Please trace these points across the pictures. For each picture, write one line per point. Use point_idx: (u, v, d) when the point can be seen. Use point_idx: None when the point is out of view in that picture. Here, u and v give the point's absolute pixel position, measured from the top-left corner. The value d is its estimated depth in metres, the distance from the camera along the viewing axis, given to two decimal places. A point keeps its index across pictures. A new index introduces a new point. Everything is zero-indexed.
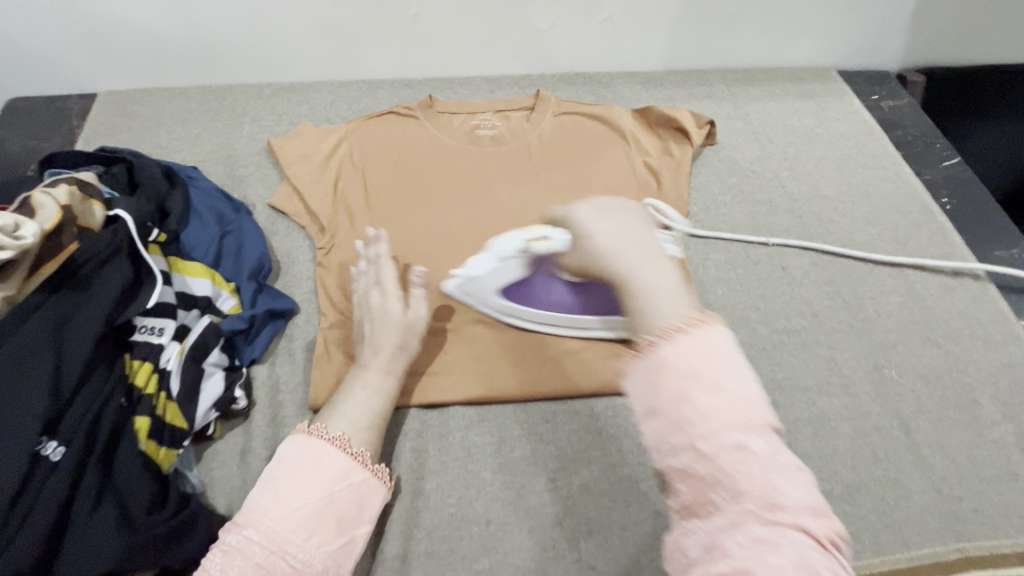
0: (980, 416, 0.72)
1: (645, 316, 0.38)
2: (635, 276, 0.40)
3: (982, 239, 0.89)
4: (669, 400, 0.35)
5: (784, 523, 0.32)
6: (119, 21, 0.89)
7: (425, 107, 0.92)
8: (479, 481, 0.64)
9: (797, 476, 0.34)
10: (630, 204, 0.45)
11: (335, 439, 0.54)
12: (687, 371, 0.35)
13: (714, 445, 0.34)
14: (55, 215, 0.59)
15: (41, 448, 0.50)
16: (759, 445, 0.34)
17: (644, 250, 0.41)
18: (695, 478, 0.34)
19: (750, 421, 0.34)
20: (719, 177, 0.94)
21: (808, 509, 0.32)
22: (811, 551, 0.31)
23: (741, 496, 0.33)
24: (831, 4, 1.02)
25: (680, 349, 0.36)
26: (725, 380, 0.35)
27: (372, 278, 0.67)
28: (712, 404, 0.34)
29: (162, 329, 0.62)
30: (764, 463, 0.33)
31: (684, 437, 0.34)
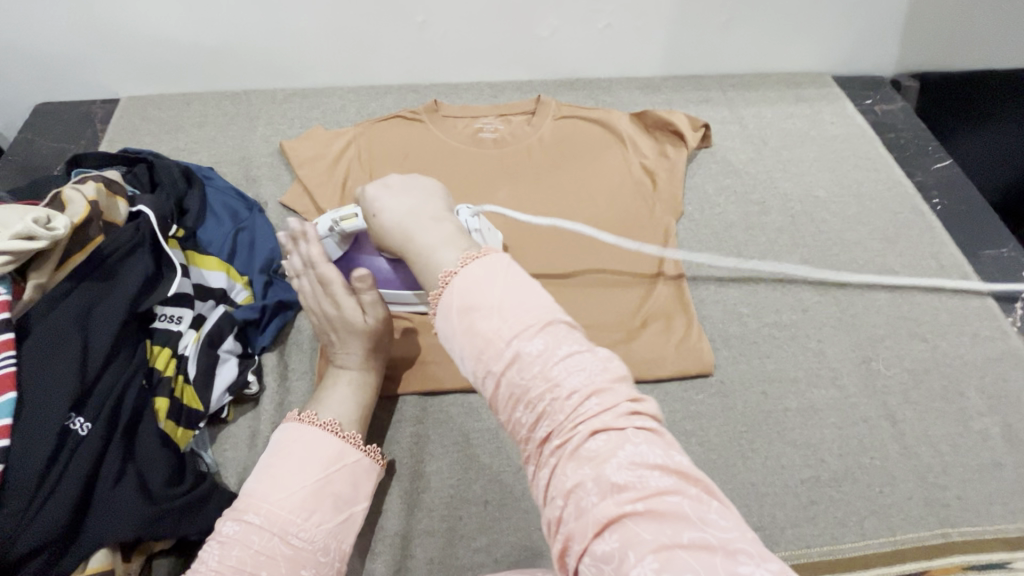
0: (966, 408, 0.74)
1: (428, 273, 0.48)
2: (413, 238, 0.51)
3: (971, 238, 0.92)
4: (467, 339, 0.43)
5: (575, 416, 0.39)
6: (142, 30, 0.94)
7: (430, 112, 0.97)
8: (478, 464, 0.67)
9: (582, 363, 0.40)
10: (421, 181, 0.57)
11: (326, 425, 0.58)
12: (469, 308, 0.44)
13: (505, 364, 0.41)
14: (84, 210, 0.63)
15: (69, 423, 0.54)
16: (536, 348, 0.41)
17: (419, 217, 0.53)
18: (509, 403, 0.41)
19: (532, 330, 0.42)
20: (713, 178, 0.97)
21: (586, 388, 0.39)
22: (607, 442, 0.37)
23: (539, 400, 0.40)
24: (824, 12, 1.05)
25: (462, 290, 0.44)
26: (505, 305, 0.43)
27: (315, 283, 0.65)
28: (494, 326, 0.42)
29: (180, 317, 0.66)
30: (541, 367, 0.40)
31: (487, 362, 0.42)
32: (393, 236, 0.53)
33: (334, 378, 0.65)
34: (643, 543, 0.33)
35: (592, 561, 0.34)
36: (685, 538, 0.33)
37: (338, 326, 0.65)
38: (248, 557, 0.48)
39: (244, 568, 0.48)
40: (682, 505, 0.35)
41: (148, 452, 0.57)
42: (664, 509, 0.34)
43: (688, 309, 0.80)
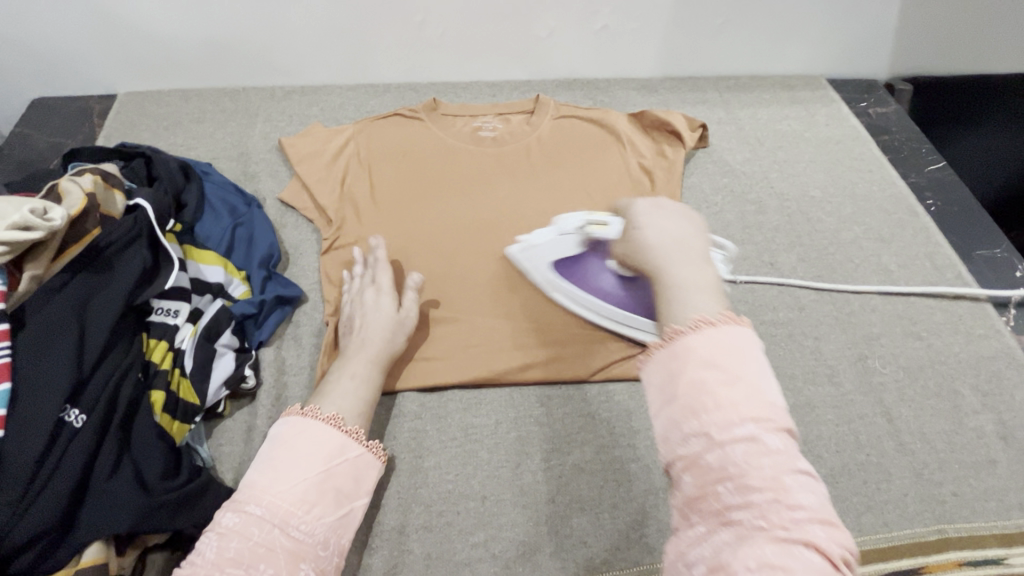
0: (961, 406, 0.74)
1: (667, 309, 0.42)
2: (664, 271, 0.44)
3: (965, 238, 0.93)
4: (684, 386, 0.38)
5: (793, 538, 0.32)
6: (141, 25, 0.94)
7: (429, 110, 0.97)
8: (476, 460, 0.67)
9: (811, 483, 0.35)
10: (692, 214, 0.48)
11: (328, 419, 0.58)
12: (705, 363, 0.38)
13: (728, 437, 0.35)
14: (81, 202, 0.62)
15: (64, 415, 0.53)
16: (771, 442, 0.35)
17: (686, 251, 0.45)
18: (705, 470, 0.35)
19: (768, 417, 0.36)
20: (711, 178, 0.97)
21: (820, 521, 0.33)
22: (823, 567, 0.32)
23: (751, 492, 0.34)
24: (819, 15, 1.07)
25: (705, 341, 0.39)
26: (747, 374, 0.38)
27: (367, 279, 0.73)
28: (732, 398, 0.36)
29: (177, 311, 0.66)
30: (775, 461, 0.34)
31: (696, 424, 0.37)
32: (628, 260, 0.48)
33: (334, 372, 0.65)
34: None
35: None
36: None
37: (365, 312, 0.70)
38: (247, 549, 0.47)
39: (241, 561, 0.46)
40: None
41: (144, 445, 0.57)
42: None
43: None
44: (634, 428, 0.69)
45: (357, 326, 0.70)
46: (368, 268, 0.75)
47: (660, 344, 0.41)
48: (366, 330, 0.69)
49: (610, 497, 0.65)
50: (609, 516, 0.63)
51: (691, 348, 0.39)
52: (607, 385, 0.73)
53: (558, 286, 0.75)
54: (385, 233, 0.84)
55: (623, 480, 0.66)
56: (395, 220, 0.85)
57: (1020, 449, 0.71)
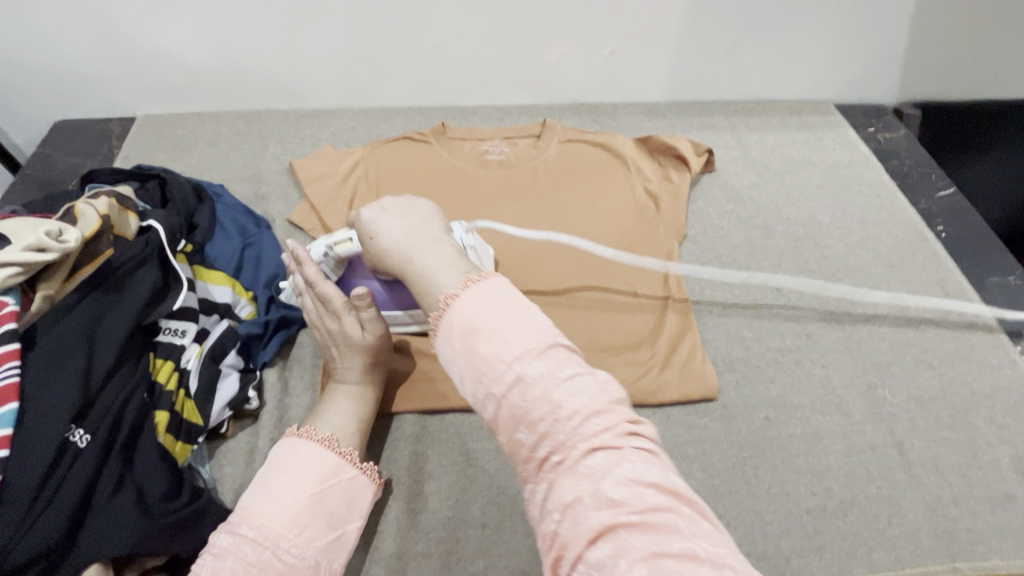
0: (975, 438, 0.73)
1: (431, 293, 0.52)
2: (415, 262, 0.56)
3: (977, 265, 0.91)
4: (464, 359, 0.45)
5: (576, 449, 0.40)
6: (161, 51, 0.97)
7: (437, 133, 0.99)
8: (476, 485, 0.66)
9: (583, 385, 0.42)
10: (415, 205, 0.63)
11: (324, 440, 0.58)
12: (468, 332, 0.46)
13: (506, 386, 0.43)
14: (96, 223, 0.64)
15: (69, 435, 0.54)
16: (538, 370, 0.43)
17: (427, 241, 0.58)
18: (505, 423, 0.43)
19: (535, 350, 0.44)
20: (717, 203, 0.97)
21: (588, 413, 0.41)
22: (606, 462, 0.39)
23: (536, 426, 0.42)
24: (826, 42, 1.07)
25: (466, 311, 0.47)
26: (504, 323, 0.45)
27: (319, 303, 0.67)
28: (495, 351, 0.44)
29: (184, 331, 0.67)
30: (543, 390, 0.42)
31: (485, 389, 0.44)
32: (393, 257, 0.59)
33: (335, 394, 0.65)
34: (633, 552, 0.35)
35: (586, 568, 0.36)
36: (676, 548, 0.35)
37: (338, 341, 0.66)
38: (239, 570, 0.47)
39: None
40: (680, 529, 0.36)
41: (147, 466, 0.57)
42: (657, 523, 0.36)
43: (691, 334, 0.79)
44: None
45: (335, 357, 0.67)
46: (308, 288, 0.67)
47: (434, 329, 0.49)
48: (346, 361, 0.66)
49: None
50: None
51: (462, 326, 0.46)
52: None
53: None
54: None
55: None
56: None
57: None
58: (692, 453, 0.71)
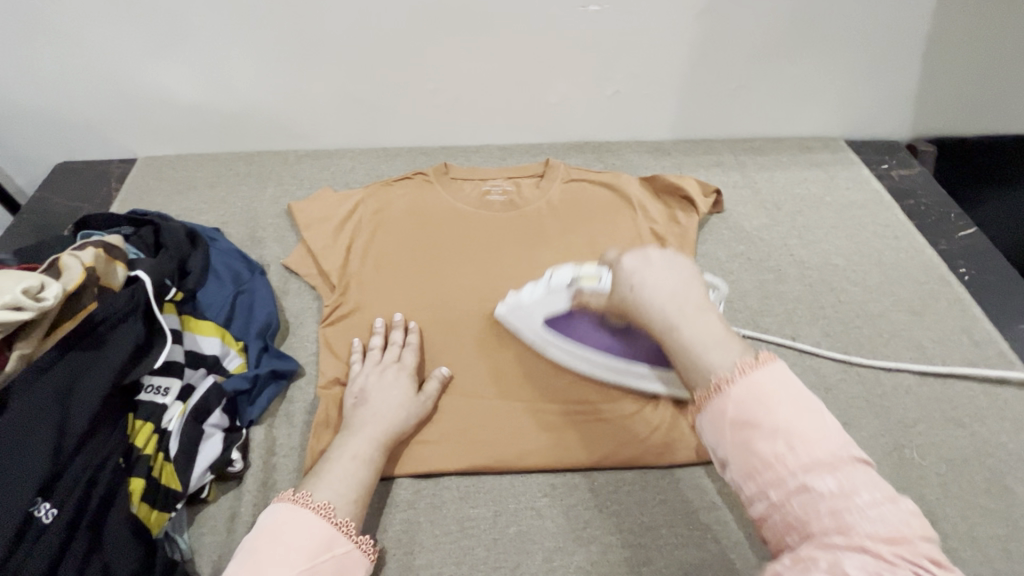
0: (1014, 506, 0.67)
1: (701, 372, 0.46)
2: (680, 330, 0.48)
3: (1003, 311, 0.87)
4: (736, 445, 0.42)
5: (839, 545, 0.37)
6: (162, 95, 0.97)
7: (440, 174, 0.97)
8: (472, 557, 0.62)
9: (854, 487, 0.39)
10: (678, 259, 0.53)
11: (319, 508, 0.54)
12: (744, 420, 0.42)
13: (785, 490, 0.40)
14: (80, 276, 0.61)
15: (34, 509, 0.50)
16: (826, 482, 0.39)
17: (691, 307, 0.49)
18: (770, 512, 0.41)
19: (823, 458, 0.40)
20: (726, 245, 0.94)
21: (874, 533, 0.37)
22: (873, 567, 0.36)
23: (808, 528, 0.39)
24: (835, 80, 1.05)
25: (744, 401, 0.43)
26: (789, 421, 0.41)
27: (391, 357, 0.73)
28: (773, 448, 0.41)
29: (167, 389, 0.64)
30: (820, 491, 0.39)
31: (756, 478, 0.41)
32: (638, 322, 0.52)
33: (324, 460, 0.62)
34: None
35: None
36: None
37: (377, 392, 0.69)
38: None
39: None
40: None
41: (117, 541, 0.53)
42: None
43: None
44: (644, 525, 0.65)
45: (361, 400, 0.68)
46: (391, 346, 0.74)
47: (703, 411, 0.45)
48: (356, 412, 0.67)
49: None
50: None
51: (733, 416, 0.43)
52: (615, 471, 0.69)
53: (552, 343, 0.74)
54: (390, 302, 0.82)
55: None
56: (399, 287, 0.84)
57: None
58: (706, 521, 0.65)
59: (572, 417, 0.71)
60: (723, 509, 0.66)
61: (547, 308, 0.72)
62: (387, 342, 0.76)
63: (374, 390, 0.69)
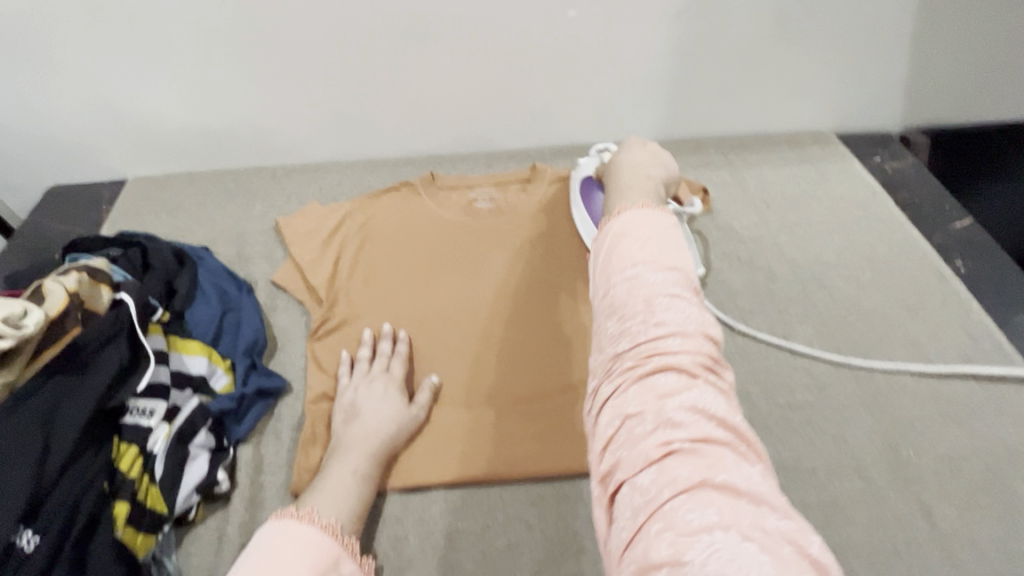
0: (1015, 504, 0.66)
1: (617, 203, 0.51)
2: (616, 185, 0.55)
3: (1000, 304, 0.86)
4: (606, 259, 0.45)
5: (657, 370, 0.38)
6: (148, 117, 0.98)
7: (426, 183, 0.97)
8: (460, 571, 0.61)
9: (680, 307, 0.40)
10: (664, 153, 0.58)
11: (327, 527, 0.54)
12: (619, 238, 0.45)
13: (621, 296, 0.42)
14: (62, 302, 0.62)
15: (16, 538, 0.50)
16: (655, 281, 0.42)
17: (643, 172, 0.55)
18: (604, 331, 0.42)
19: (658, 270, 0.42)
20: (716, 245, 0.93)
21: (687, 348, 0.39)
22: (679, 385, 0.37)
23: (631, 348, 0.39)
24: (822, 74, 1.04)
25: (625, 220, 0.47)
26: (653, 239, 0.44)
27: (381, 368, 0.73)
28: (631, 258, 0.43)
29: (152, 410, 0.63)
30: (651, 302, 0.40)
31: (604, 291, 0.43)
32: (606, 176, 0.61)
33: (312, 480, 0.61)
34: (678, 482, 0.33)
35: (629, 491, 0.34)
36: (719, 480, 0.33)
37: (367, 404, 0.69)
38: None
39: None
40: (732, 462, 0.34)
41: (100, 565, 0.54)
42: (707, 455, 0.34)
43: None
44: None
45: (351, 411, 0.68)
46: (380, 357, 0.74)
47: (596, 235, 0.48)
48: (349, 426, 0.67)
49: None
50: None
51: (611, 230, 0.47)
52: None
53: (578, 206, 0.88)
54: (378, 314, 0.82)
55: None
56: (388, 298, 0.84)
57: None
58: None
59: (563, 425, 0.71)
60: None
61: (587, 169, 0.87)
62: (375, 353, 0.75)
63: (364, 403, 0.69)
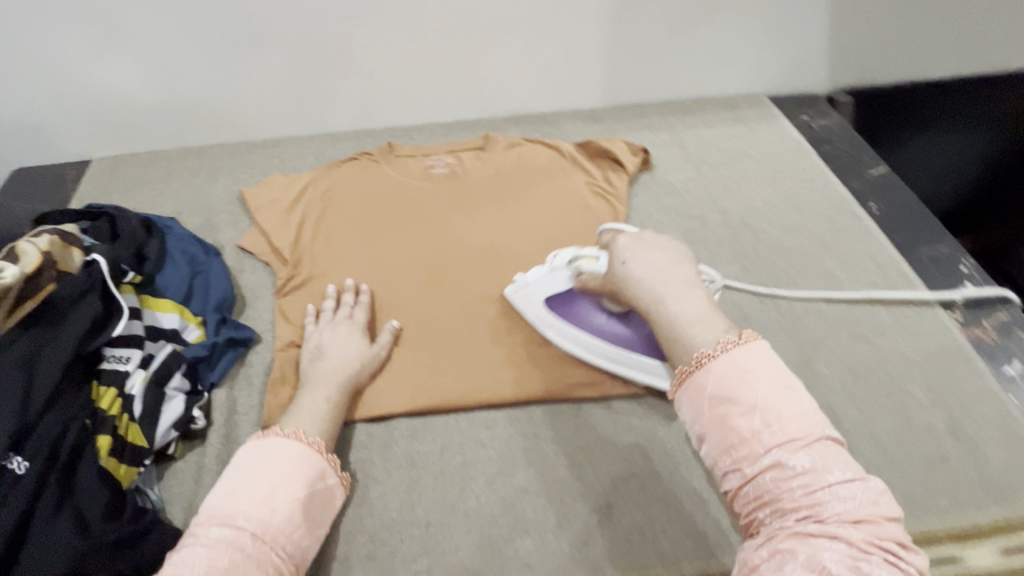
0: (909, 403, 0.75)
1: (681, 345, 0.53)
2: (661, 306, 0.55)
3: (907, 238, 0.95)
4: (715, 424, 0.49)
5: (815, 533, 0.42)
6: (109, 96, 1.01)
7: (385, 153, 1.03)
8: (421, 486, 0.69)
9: (839, 481, 0.44)
10: (669, 242, 0.60)
11: (312, 443, 0.61)
12: (722, 397, 0.49)
13: (760, 467, 0.46)
14: (36, 260, 0.67)
15: (7, 462, 0.56)
16: (801, 461, 0.45)
17: (670, 278, 0.56)
18: (745, 496, 0.47)
19: (795, 440, 0.46)
20: (655, 199, 1.01)
21: (849, 520, 0.43)
22: (845, 553, 0.41)
23: (784, 512, 0.45)
24: (750, 40, 1.12)
25: (723, 376, 0.50)
26: (765, 398, 0.48)
27: (344, 314, 0.79)
28: (751, 426, 0.47)
29: (128, 357, 0.68)
30: (805, 479, 0.45)
31: (732, 458, 0.48)
32: (655, 314, 0.56)
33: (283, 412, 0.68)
34: None
35: None
36: None
37: (333, 344, 0.75)
38: (235, 561, 0.49)
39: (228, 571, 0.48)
40: None
41: (87, 489, 0.58)
42: None
43: None
44: (577, 446, 0.72)
45: (318, 350, 0.74)
46: (342, 304, 0.80)
47: (680, 388, 0.52)
48: (315, 363, 0.73)
49: (556, 517, 0.67)
50: (553, 537, 0.65)
51: (711, 388, 0.50)
52: (551, 403, 0.76)
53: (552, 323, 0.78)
54: (340, 271, 0.88)
55: (568, 500, 0.68)
56: (351, 257, 0.90)
57: (971, 444, 0.72)
58: (633, 438, 0.73)
59: (513, 358, 0.79)
60: (647, 428, 0.74)
61: (551, 288, 0.76)
62: (338, 301, 0.81)
63: (330, 345, 0.75)
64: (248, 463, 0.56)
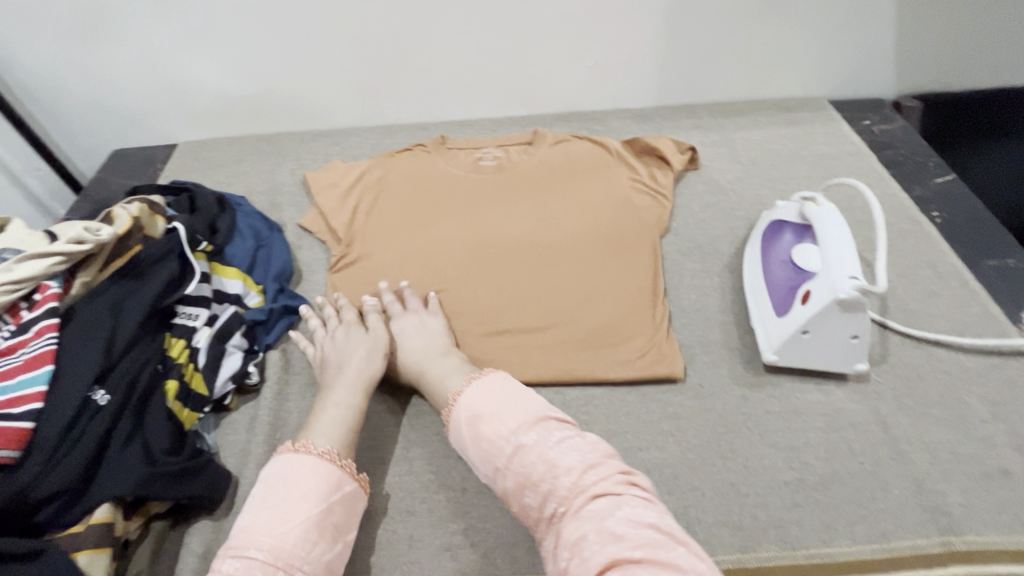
0: (967, 415, 0.71)
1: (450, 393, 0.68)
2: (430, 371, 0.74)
3: (974, 248, 0.90)
4: (478, 441, 0.60)
5: (585, 505, 0.52)
6: (194, 85, 1.11)
7: (437, 144, 1.08)
8: (457, 454, 0.73)
9: (576, 444, 0.57)
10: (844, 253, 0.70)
11: (324, 454, 0.63)
12: (474, 417, 0.61)
13: (509, 456, 0.57)
14: (127, 223, 0.75)
15: (92, 394, 0.63)
16: (531, 439, 0.57)
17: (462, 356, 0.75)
18: (517, 494, 0.57)
19: (524, 424, 0.59)
20: (700, 197, 1.00)
21: (582, 470, 0.54)
22: (606, 506, 0.51)
23: (544, 494, 0.55)
24: (810, 40, 1.09)
25: (468, 403, 0.63)
26: (503, 407, 0.61)
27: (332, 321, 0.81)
28: (496, 430, 0.59)
29: (197, 315, 0.76)
30: (537, 452, 0.56)
31: (494, 464, 0.58)
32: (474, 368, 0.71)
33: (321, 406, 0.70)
34: None
35: None
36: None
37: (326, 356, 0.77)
38: None
39: None
40: (683, 555, 0.47)
41: (155, 425, 0.65)
42: (660, 553, 0.47)
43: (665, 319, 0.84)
44: (611, 430, 0.74)
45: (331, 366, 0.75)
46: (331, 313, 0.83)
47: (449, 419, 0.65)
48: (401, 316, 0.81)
49: None
50: None
51: (464, 412, 0.62)
52: (585, 389, 0.78)
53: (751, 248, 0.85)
54: (389, 253, 0.93)
55: None
56: (395, 241, 0.94)
57: None
58: (666, 429, 0.73)
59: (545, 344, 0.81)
60: (680, 419, 0.74)
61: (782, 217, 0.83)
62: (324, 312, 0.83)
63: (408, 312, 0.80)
64: (279, 483, 0.60)
